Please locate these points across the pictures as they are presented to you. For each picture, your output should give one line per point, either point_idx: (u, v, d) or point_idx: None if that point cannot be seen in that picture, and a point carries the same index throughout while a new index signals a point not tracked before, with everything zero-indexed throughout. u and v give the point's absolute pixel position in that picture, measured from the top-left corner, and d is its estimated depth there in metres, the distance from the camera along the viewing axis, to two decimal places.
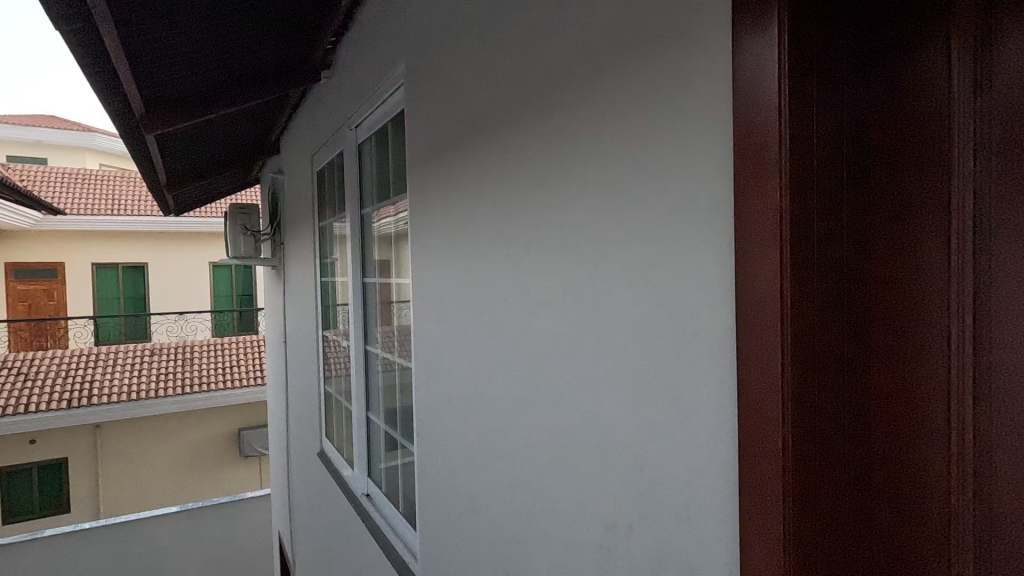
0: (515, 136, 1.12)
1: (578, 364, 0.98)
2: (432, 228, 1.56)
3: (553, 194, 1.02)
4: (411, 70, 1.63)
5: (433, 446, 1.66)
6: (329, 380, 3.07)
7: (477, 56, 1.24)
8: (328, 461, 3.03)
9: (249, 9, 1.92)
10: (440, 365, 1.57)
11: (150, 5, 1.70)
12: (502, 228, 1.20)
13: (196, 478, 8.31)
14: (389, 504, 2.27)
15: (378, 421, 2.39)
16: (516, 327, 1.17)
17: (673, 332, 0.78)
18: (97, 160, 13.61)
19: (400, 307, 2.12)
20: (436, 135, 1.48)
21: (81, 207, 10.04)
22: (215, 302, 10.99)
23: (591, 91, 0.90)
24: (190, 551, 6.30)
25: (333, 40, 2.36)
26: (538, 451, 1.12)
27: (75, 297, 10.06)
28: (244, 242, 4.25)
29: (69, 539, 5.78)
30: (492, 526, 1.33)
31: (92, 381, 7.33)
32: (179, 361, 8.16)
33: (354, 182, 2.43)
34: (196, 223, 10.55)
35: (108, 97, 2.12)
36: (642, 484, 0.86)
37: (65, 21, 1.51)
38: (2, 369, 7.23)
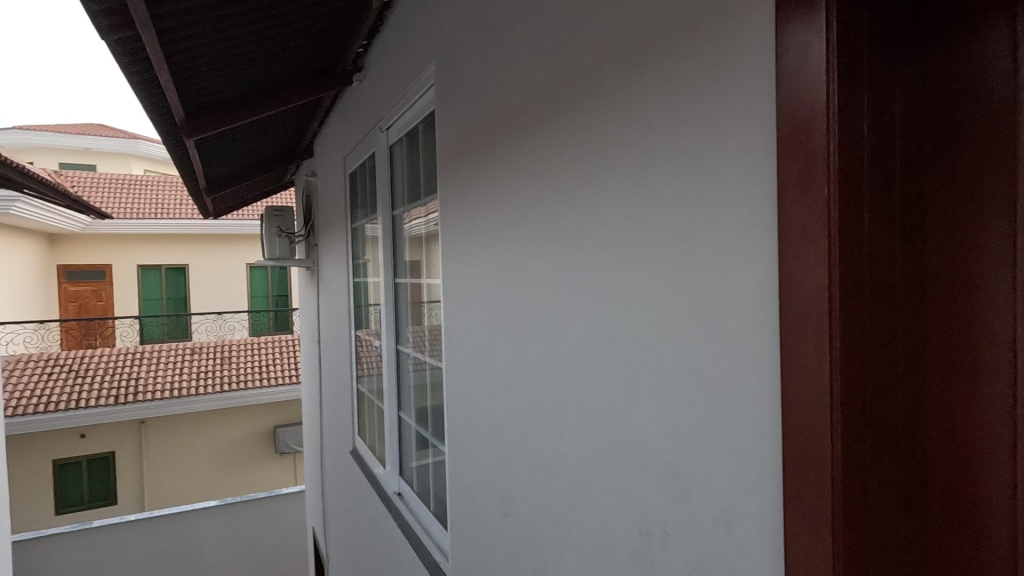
0: (547, 134, 1.11)
1: (614, 365, 0.96)
2: (463, 229, 1.56)
3: (587, 193, 1.00)
4: (443, 70, 1.63)
5: (464, 446, 1.66)
6: (361, 380, 3.11)
7: (511, 53, 1.22)
8: (361, 458, 3.07)
9: (283, 15, 1.96)
10: (471, 365, 1.57)
11: (190, 15, 1.76)
12: (535, 227, 1.18)
13: (234, 474, 8.55)
14: (421, 504, 2.29)
15: (409, 420, 2.40)
16: (549, 327, 1.15)
17: (710, 332, 0.76)
18: (141, 166, 14.17)
19: (432, 306, 2.12)
20: (468, 134, 1.47)
21: (127, 211, 10.47)
22: (253, 302, 11.31)
23: (623, 89, 0.89)
24: (229, 545, 6.50)
25: (365, 44, 2.38)
26: (571, 455, 1.11)
27: (121, 297, 10.50)
28: (280, 243, 4.35)
29: (115, 530, 6.03)
30: (524, 525, 1.32)
31: (137, 378, 7.62)
32: (219, 359, 8.42)
33: (386, 183, 2.45)
34: (234, 226, 10.87)
35: (151, 105, 2.20)
36: (679, 491, 0.84)
37: (111, 29, 1.56)
38: (55, 366, 7.61)
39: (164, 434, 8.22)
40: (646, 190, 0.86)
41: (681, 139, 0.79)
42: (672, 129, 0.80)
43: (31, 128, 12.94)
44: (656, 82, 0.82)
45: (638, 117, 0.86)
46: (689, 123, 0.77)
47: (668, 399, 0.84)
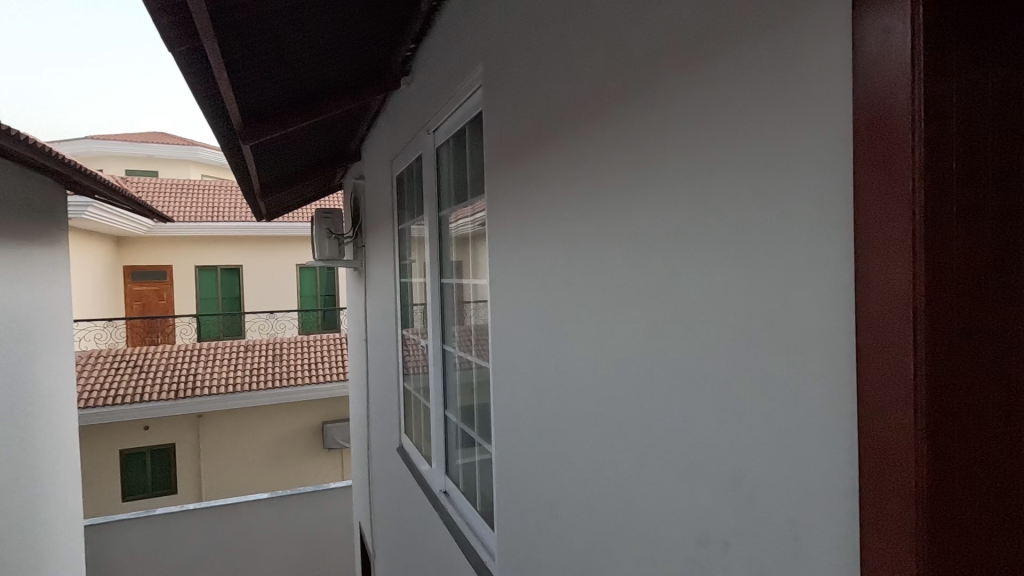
0: (601, 134, 1.10)
1: (670, 367, 0.94)
2: (511, 230, 1.56)
3: (644, 193, 0.98)
4: (491, 71, 1.64)
5: (512, 447, 1.66)
6: (408, 378, 3.16)
7: (563, 52, 1.22)
8: (407, 456, 3.12)
9: (336, 23, 2.01)
10: (519, 366, 1.57)
11: (248, 24, 1.82)
12: (588, 226, 1.17)
13: (285, 468, 8.85)
14: (467, 503, 2.29)
15: (455, 419, 2.42)
16: (601, 327, 1.14)
17: (776, 337, 0.73)
18: (198, 172, 14.88)
19: (478, 306, 2.11)
20: (518, 134, 1.47)
21: (186, 215, 11.01)
22: (302, 301, 11.71)
23: (681, 87, 0.87)
24: (279, 536, 6.72)
25: (412, 48, 2.41)
26: (623, 457, 1.09)
27: (180, 297, 11.04)
28: (328, 244, 4.48)
29: (176, 518, 6.34)
30: (573, 527, 1.31)
31: (196, 374, 7.99)
32: (270, 356, 8.74)
33: (433, 184, 2.48)
34: (285, 228, 11.26)
35: (212, 113, 2.29)
36: (741, 498, 0.81)
37: (175, 42, 1.63)
38: (122, 361, 8.08)
39: (220, 428, 8.58)
40: (707, 188, 0.83)
41: (745, 135, 0.76)
42: (736, 124, 0.78)
43: (100, 138, 13.79)
44: (719, 77, 0.80)
45: (699, 114, 0.84)
46: (753, 119, 0.75)
47: (729, 403, 0.82)
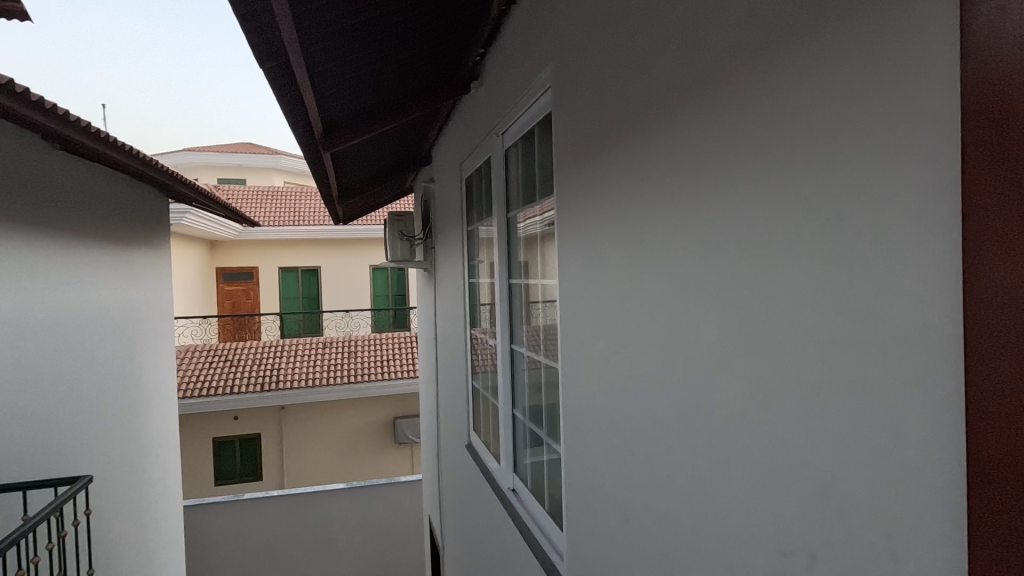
0: (679, 130, 1.08)
1: (750, 370, 0.91)
2: (582, 231, 1.57)
3: (725, 189, 0.95)
4: (562, 73, 1.65)
5: (582, 448, 1.66)
6: (477, 376, 3.22)
7: (636, 50, 1.21)
8: (476, 454, 3.18)
9: (409, 33, 2.08)
10: (589, 367, 1.57)
11: (329, 37, 1.92)
12: (663, 224, 1.15)
13: (359, 460, 9.27)
14: (535, 502, 2.31)
15: (523, 418, 2.44)
16: (676, 329, 1.12)
17: (871, 344, 0.69)
18: (282, 179, 15.87)
19: (547, 307, 2.11)
20: (589, 135, 1.48)
21: (271, 220, 11.78)
22: (374, 301, 12.30)
23: (765, 82, 0.85)
24: (354, 525, 7.03)
25: (482, 53, 2.45)
26: (699, 462, 1.06)
27: (265, 296, 11.81)
28: (401, 246, 4.65)
29: (261, 503, 6.78)
30: (646, 532, 1.29)
31: (279, 369, 8.52)
32: (346, 353, 9.17)
33: (501, 186, 2.52)
34: (359, 231, 11.80)
35: (298, 126, 2.45)
36: (830, 511, 0.77)
37: (264, 59, 1.75)
38: (216, 357, 8.76)
39: (301, 421, 9.09)
40: (793, 187, 0.80)
41: (835, 129, 0.73)
42: (826, 116, 0.74)
43: (197, 151, 15.00)
44: (807, 69, 0.76)
45: (785, 110, 0.81)
46: (845, 109, 0.71)
47: (816, 406, 0.78)
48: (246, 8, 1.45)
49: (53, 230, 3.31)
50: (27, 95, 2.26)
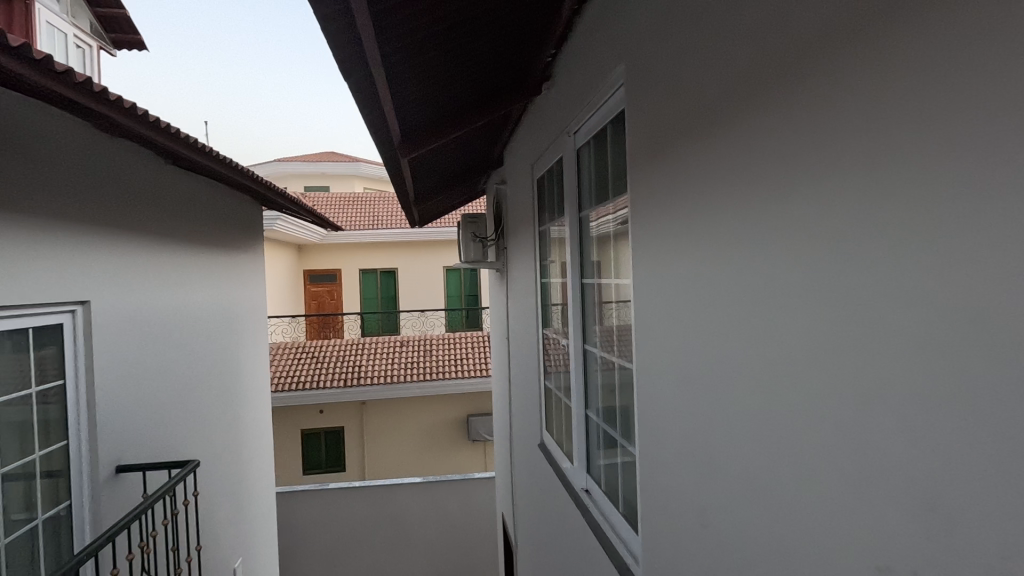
0: (763, 123, 1.03)
1: (844, 373, 0.86)
2: (658, 229, 1.54)
3: (814, 183, 0.91)
4: (635, 70, 1.63)
5: (657, 450, 1.63)
6: (549, 376, 3.22)
7: (715, 43, 1.18)
8: (549, 454, 3.18)
9: (481, 38, 2.12)
10: (665, 368, 1.54)
11: (407, 47, 2.00)
12: (747, 221, 1.11)
13: (434, 455, 9.56)
14: (609, 503, 2.28)
15: (597, 419, 2.42)
16: (759, 329, 1.08)
17: (982, 345, 0.64)
18: (361, 185, 16.67)
19: (620, 306, 2.08)
20: (665, 132, 1.45)
21: (352, 224, 12.39)
22: (448, 301, 12.65)
23: (856, 69, 0.80)
24: (430, 518, 7.26)
25: (554, 53, 2.45)
26: (786, 469, 1.02)
27: (347, 297, 12.44)
28: (473, 247, 4.74)
29: (345, 493, 7.16)
30: (726, 538, 1.25)
31: (360, 366, 8.95)
32: (422, 351, 9.48)
33: (573, 185, 2.52)
34: (433, 233, 12.17)
35: (378, 134, 2.56)
36: (934, 525, 0.71)
37: (348, 69, 1.84)
38: (304, 354, 9.34)
39: (380, 416, 9.51)
40: (888, 178, 0.76)
41: (937, 115, 0.68)
42: (928, 102, 0.69)
43: (285, 161, 16.06)
44: (905, 53, 0.72)
45: (879, 97, 0.76)
46: (949, 93, 0.66)
47: (918, 412, 0.73)
48: (334, 21, 1.54)
49: (165, 237, 3.66)
50: (144, 115, 2.51)
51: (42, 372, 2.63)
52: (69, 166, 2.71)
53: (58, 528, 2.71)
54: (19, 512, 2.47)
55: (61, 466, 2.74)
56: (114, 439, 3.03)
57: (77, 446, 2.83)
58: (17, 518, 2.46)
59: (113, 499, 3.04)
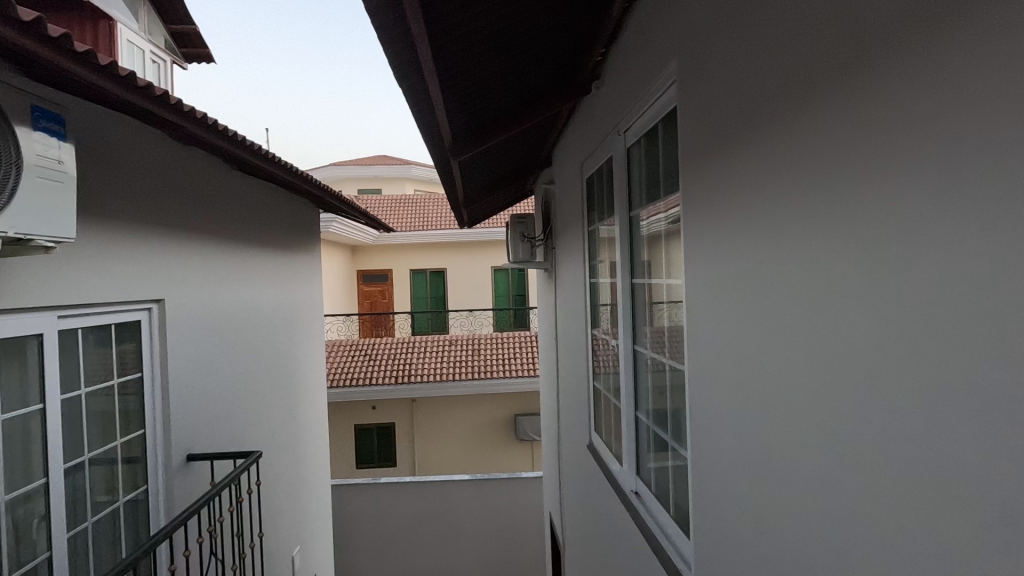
0: (822, 119, 1.00)
1: (911, 379, 0.82)
2: (711, 228, 1.52)
3: (878, 181, 0.87)
4: (686, 67, 1.61)
5: (709, 453, 1.60)
6: (598, 377, 3.20)
7: (768, 38, 1.16)
8: (598, 454, 3.16)
9: (530, 40, 2.14)
10: (717, 369, 1.52)
11: (458, 52, 2.05)
12: (806, 220, 1.07)
13: (483, 453, 9.68)
14: (660, 507, 2.25)
15: (647, 421, 2.40)
16: (818, 330, 1.05)
17: None
18: (412, 187, 17.04)
19: (672, 307, 2.04)
20: (716, 130, 1.43)
21: (403, 225, 12.69)
22: (496, 301, 12.77)
23: (918, 61, 0.77)
24: (479, 516, 7.34)
25: (604, 52, 2.43)
26: (850, 478, 0.97)
27: (398, 296, 12.74)
28: (522, 247, 4.77)
29: (396, 487, 7.34)
30: (785, 550, 1.21)
31: (410, 364, 9.16)
32: (471, 350, 9.61)
33: (623, 186, 2.49)
34: (482, 234, 12.30)
35: (430, 138, 2.62)
36: (1010, 538, 0.67)
37: (403, 76, 1.91)
38: (357, 352, 9.64)
39: (430, 413, 9.69)
40: (953, 173, 0.73)
41: (1008, 106, 0.65)
42: (997, 92, 0.66)
43: (340, 166, 16.59)
44: (972, 40, 0.69)
45: (942, 89, 0.74)
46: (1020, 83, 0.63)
47: (990, 417, 0.69)
48: (390, 31, 1.61)
49: (233, 240, 3.87)
50: (214, 124, 2.67)
51: (123, 365, 2.84)
52: (149, 175, 2.91)
53: (136, 509, 2.93)
54: (102, 494, 2.67)
55: (139, 452, 2.96)
56: (185, 428, 3.23)
57: (153, 434, 3.04)
58: (101, 499, 2.66)
59: (185, 485, 3.23)
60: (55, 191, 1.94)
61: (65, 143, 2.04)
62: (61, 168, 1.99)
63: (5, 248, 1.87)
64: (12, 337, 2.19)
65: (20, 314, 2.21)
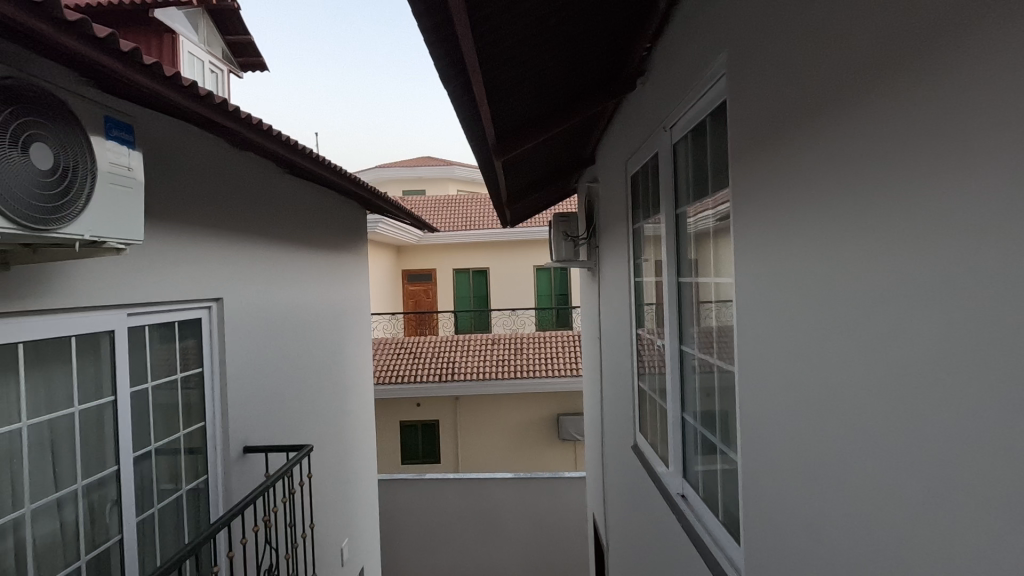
0: (878, 112, 0.96)
1: (980, 384, 0.77)
2: (761, 224, 1.48)
3: (940, 173, 0.83)
4: (734, 60, 1.58)
5: (759, 456, 1.56)
6: (643, 378, 3.15)
7: (821, 29, 1.13)
8: (642, 456, 3.11)
9: (574, 37, 2.14)
10: (768, 369, 1.47)
11: (502, 51, 2.06)
12: (861, 217, 1.03)
13: (525, 452, 9.70)
14: (708, 511, 2.19)
15: (694, 423, 2.35)
16: (874, 329, 1.01)
17: None
18: (455, 187, 17.24)
19: (720, 306, 1.99)
20: (766, 125, 1.40)
21: (446, 225, 12.85)
22: (538, 301, 12.76)
23: (985, 48, 0.74)
24: (522, 514, 7.37)
25: (649, 47, 2.39)
26: (909, 485, 0.93)
27: (442, 296, 12.91)
28: (565, 246, 4.75)
29: (440, 483, 7.45)
30: (840, 559, 1.16)
31: (454, 362, 9.27)
32: (513, 349, 9.65)
33: (669, 183, 2.44)
34: (524, 233, 12.33)
35: (474, 138, 2.64)
36: None
37: (448, 77, 1.94)
38: (402, 350, 9.83)
39: (473, 411, 9.79)
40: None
41: None
42: None
43: (386, 168, 16.95)
44: None
45: (1010, 77, 0.70)
46: None
47: None
48: (436, 34, 1.64)
49: (286, 241, 4.03)
50: (268, 130, 2.78)
51: (186, 361, 3.00)
52: (209, 180, 3.06)
53: (197, 497, 3.09)
54: (167, 482, 2.83)
55: (200, 443, 3.11)
56: (242, 421, 3.38)
57: (212, 426, 3.19)
58: (166, 487, 2.82)
59: (242, 476, 3.39)
60: (124, 196, 2.05)
61: (133, 151, 2.15)
62: (130, 175, 2.10)
63: (82, 250, 2.01)
64: (88, 333, 2.35)
65: (93, 312, 2.35)
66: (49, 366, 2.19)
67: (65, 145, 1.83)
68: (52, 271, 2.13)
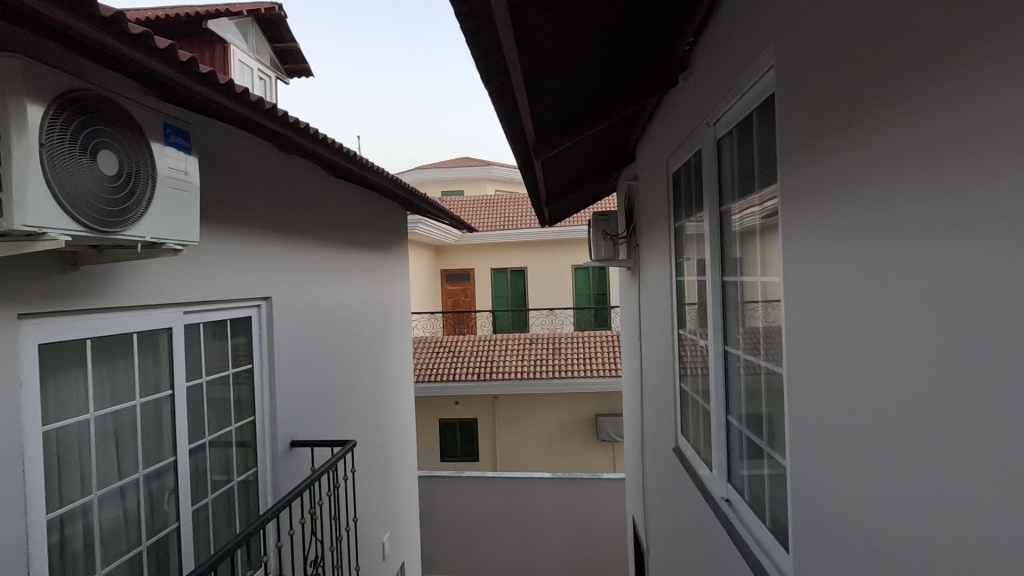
0: (935, 103, 0.92)
1: None
2: (810, 221, 1.43)
3: (1004, 166, 0.79)
4: (781, 53, 1.54)
5: (808, 460, 1.51)
6: (685, 379, 3.09)
7: (872, 18, 1.09)
8: (684, 458, 3.05)
9: (615, 35, 2.12)
10: (818, 371, 1.42)
11: (543, 51, 2.06)
12: (917, 212, 0.99)
13: (563, 452, 9.67)
14: (754, 517, 2.13)
15: (739, 426, 2.28)
16: (931, 330, 0.97)
17: None
18: (493, 187, 17.31)
19: (768, 306, 1.92)
20: (815, 120, 1.36)
21: (484, 225, 12.92)
22: (577, 300, 12.69)
23: None
24: (560, 514, 7.34)
25: (692, 41, 2.34)
26: (971, 492, 0.88)
27: (480, 295, 12.98)
28: (604, 245, 4.70)
29: (478, 481, 7.50)
30: (896, 568, 1.11)
31: (492, 361, 9.31)
32: (551, 349, 9.62)
33: (713, 179, 2.38)
34: (562, 233, 12.28)
35: (514, 138, 2.64)
36: None
37: (490, 78, 1.95)
38: (442, 349, 9.94)
39: (511, 411, 9.81)
40: None
41: None
42: None
43: (425, 169, 17.17)
44: None
45: None
46: None
47: None
48: (478, 36, 1.66)
49: (330, 242, 4.13)
50: (314, 133, 2.86)
51: (237, 357, 3.12)
52: (259, 184, 3.17)
53: (248, 488, 3.21)
54: (220, 473, 2.95)
55: (250, 437, 3.22)
56: (289, 416, 3.49)
57: (262, 420, 3.31)
58: (219, 477, 2.94)
59: (289, 468, 3.50)
60: (181, 200, 2.16)
61: (190, 156, 2.25)
62: (187, 179, 2.21)
63: (144, 251, 2.12)
64: (148, 330, 2.48)
65: (153, 310, 2.48)
66: (113, 361, 2.32)
67: (130, 152, 1.94)
68: (116, 271, 2.26)
